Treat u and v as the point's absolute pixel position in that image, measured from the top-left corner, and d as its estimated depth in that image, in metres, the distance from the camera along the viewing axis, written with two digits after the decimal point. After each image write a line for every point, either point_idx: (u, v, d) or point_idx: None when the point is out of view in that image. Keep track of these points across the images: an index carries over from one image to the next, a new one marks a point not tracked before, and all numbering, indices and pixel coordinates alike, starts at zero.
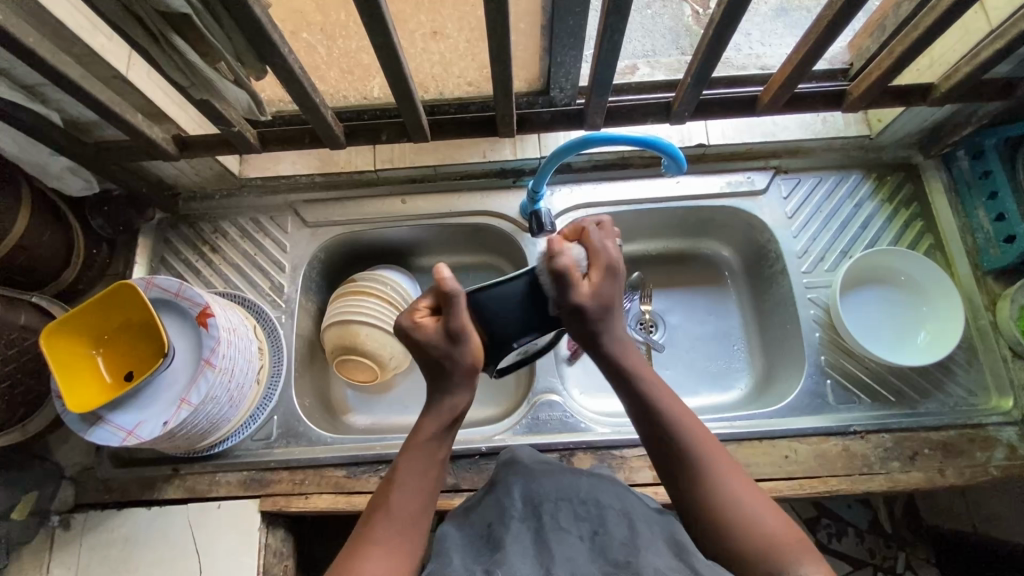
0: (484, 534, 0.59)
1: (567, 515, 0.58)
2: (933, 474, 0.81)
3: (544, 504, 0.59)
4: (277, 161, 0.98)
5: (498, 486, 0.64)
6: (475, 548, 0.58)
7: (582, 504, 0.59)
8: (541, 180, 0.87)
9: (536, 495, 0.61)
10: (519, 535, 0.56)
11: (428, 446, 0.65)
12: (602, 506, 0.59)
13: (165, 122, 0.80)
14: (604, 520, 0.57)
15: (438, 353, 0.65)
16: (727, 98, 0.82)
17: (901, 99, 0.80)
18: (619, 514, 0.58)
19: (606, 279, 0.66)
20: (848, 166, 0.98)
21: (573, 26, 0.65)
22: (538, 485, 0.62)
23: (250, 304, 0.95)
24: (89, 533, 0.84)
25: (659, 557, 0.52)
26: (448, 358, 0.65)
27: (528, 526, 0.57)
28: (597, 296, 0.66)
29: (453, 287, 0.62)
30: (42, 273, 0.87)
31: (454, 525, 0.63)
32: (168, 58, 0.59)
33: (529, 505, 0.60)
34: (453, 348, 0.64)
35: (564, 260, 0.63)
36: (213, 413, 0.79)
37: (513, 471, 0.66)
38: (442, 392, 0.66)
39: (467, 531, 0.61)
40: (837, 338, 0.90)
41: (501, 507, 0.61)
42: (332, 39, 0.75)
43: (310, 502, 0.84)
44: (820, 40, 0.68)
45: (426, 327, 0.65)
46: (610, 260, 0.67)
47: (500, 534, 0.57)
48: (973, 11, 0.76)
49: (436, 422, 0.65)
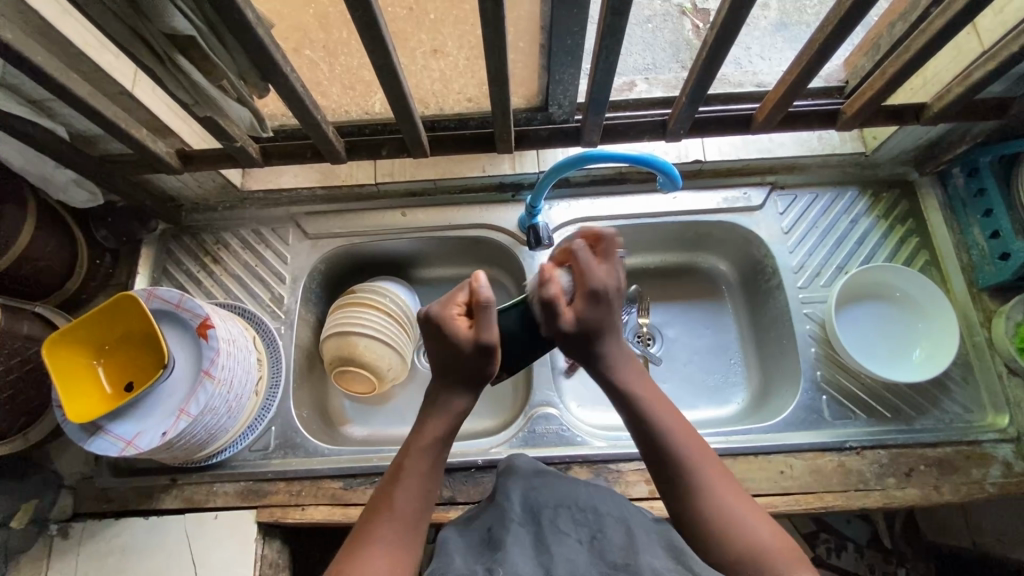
0: (483, 536, 0.59)
1: (565, 521, 0.58)
2: (929, 491, 0.81)
3: (543, 510, 0.60)
4: (278, 174, 1.00)
5: (496, 493, 0.65)
6: (475, 550, 0.58)
7: (581, 510, 0.60)
8: (539, 195, 0.88)
9: (535, 501, 0.61)
10: (518, 537, 0.57)
11: (428, 449, 0.65)
12: (600, 512, 0.59)
13: (169, 136, 0.81)
14: (602, 524, 0.58)
15: (461, 358, 0.65)
16: (722, 116, 0.83)
17: (894, 118, 0.81)
18: (616, 518, 0.59)
19: (589, 307, 0.65)
20: (844, 182, 0.99)
21: (571, 45, 0.67)
22: (537, 494, 0.62)
23: (250, 314, 0.95)
24: (86, 543, 0.84)
25: (658, 558, 0.53)
26: (473, 366, 0.66)
27: (527, 530, 0.58)
28: (582, 324, 0.65)
29: (486, 296, 0.63)
30: (46, 284, 0.88)
31: (455, 531, 0.62)
32: (172, 76, 0.60)
33: (527, 510, 0.60)
34: (476, 355, 0.64)
35: (553, 288, 0.64)
36: (212, 424, 0.79)
37: (511, 477, 0.67)
38: (451, 393, 0.67)
39: (467, 535, 0.61)
40: (832, 353, 0.91)
41: (501, 510, 0.61)
42: (333, 56, 0.77)
43: (306, 514, 0.84)
44: (812, 61, 0.69)
45: (458, 326, 0.65)
46: (596, 286, 0.65)
47: (500, 535, 0.57)
48: (966, 33, 0.77)
49: (440, 424, 0.66)
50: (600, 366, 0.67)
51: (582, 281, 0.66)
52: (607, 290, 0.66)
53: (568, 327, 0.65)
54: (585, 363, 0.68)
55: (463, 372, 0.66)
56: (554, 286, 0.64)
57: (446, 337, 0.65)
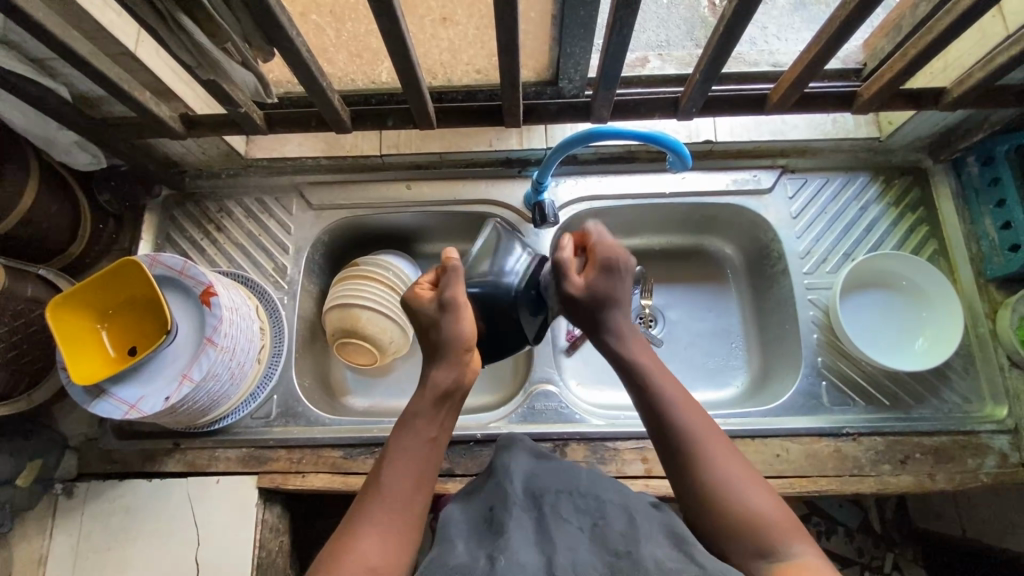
0: (485, 517, 0.60)
1: (568, 508, 0.58)
2: (923, 478, 0.82)
3: (545, 496, 0.60)
4: (283, 143, 0.99)
5: (498, 472, 0.65)
6: (477, 534, 0.58)
7: (583, 496, 0.60)
8: (546, 171, 0.87)
9: (537, 487, 0.61)
10: (520, 521, 0.57)
11: (419, 425, 0.62)
12: (602, 499, 0.59)
13: (173, 100, 0.80)
14: (603, 512, 0.58)
15: (428, 324, 0.66)
16: (736, 95, 0.81)
17: (912, 103, 0.79)
18: (619, 505, 0.59)
19: (602, 274, 0.68)
20: (856, 168, 0.97)
21: (584, 17, 0.65)
22: (539, 478, 0.63)
23: (253, 284, 0.96)
24: (92, 501, 0.86)
25: (660, 547, 0.53)
26: (436, 333, 0.65)
27: (529, 516, 0.58)
28: (590, 291, 0.68)
29: (453, 272, 0.66)
30: (50, 246, 0.87)
31: (457, 505, 0.63)
32: (175, 38, 0.59)
33: (529, 496, 0.60)
34: (438, 321, 0.65)
35: (594, 223, 0.72)
36: (215, 390, 0.80)
37: (512, 460, 0.66)
38: (435, 364, 0.64)
39: (466, 515, 0.61)
40: (835, 340, 0.90)
41: (503, 492, 0.61)
42: (340, 21, 0.75)
43: (306, 481, 0.86)
44: (832, 40, 0.67)
45: (423, 297, 0.67)
46: (609, 257, 0.68)
47: (502, 518, 0.57)
48: (992, 15, 0.74)
49: (426, 397, 0.63)
50: (613, 334, 0.68)
51: (596, 251, 0.69)
52: (619, 262, 0.68)
53: (574, 289, 0.68)
54: (596, 333, 0.69)
55: (433, 341, 0.65)
56: (563, 251, 0.70)
57: (410, 309, 0.67)
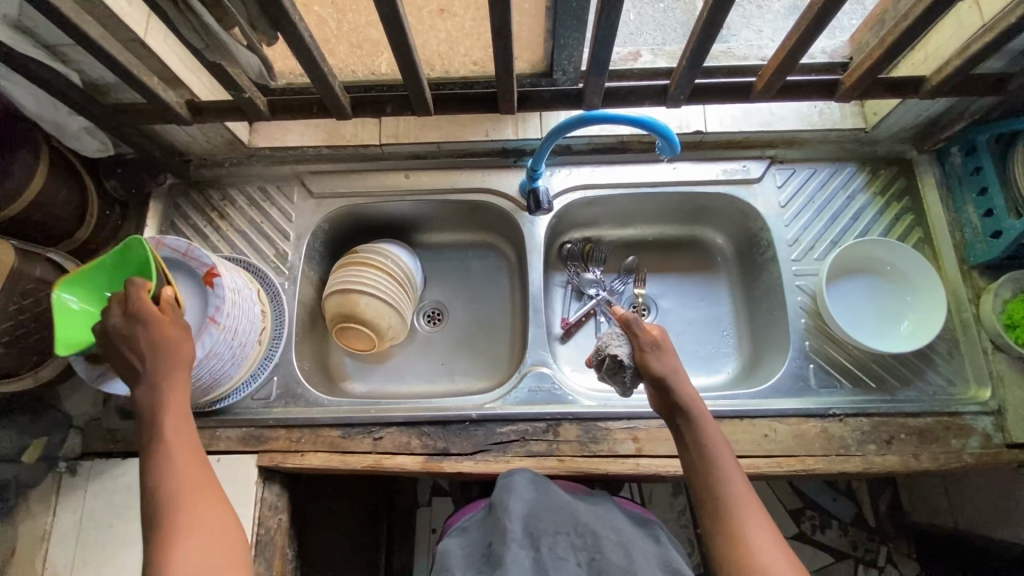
0: (484, 553, 0.68)
1: (565, 546, 0.67)
2: (908, 458, 0.84)
3: (543, 536, 0.68)
4: (285, 133, 1.01)
5: (498, 509, 0.72)
6: (477, 567, 0.66)
7: (579, 536, 0.68)
8: (540, 159, 0.90)
9: (535, 527, 0.69)
10: (518, 557, 0.64)
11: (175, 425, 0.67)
12: (598, 535, 0.68)
13: (179, 86, 0.82)
14: (600, 547, 0.67)
15: (144, 340, 0.69)
16: (721, 84, 0.84)
17: (893, 91, 0.82)
18: (613, 541, 0.68)
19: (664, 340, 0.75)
20: (843, 159, 1.00)
21: (576, 9, 0.68)
22: (536, 518, 0.70)
23: (254, 268, 0.98)
24: (95, 479, 0.88)
25: None
26: (155, 350, 0.69)
27: (528, 553, 0.65)
28: (659, 348, 0.74)
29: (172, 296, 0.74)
30: (59, 231, 0.89)
31: (456, 542, 0.73)
32: (184, 20, 0.62)
33: (527, 535, 0.68)
34: (154, 342, 0.69)
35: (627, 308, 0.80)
36: (216, 368, 0.82)
37: (514, 497, 0.73)
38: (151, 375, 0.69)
39: (466, 552, 0.70)
40: (822, 325, 0.92)
41: (503, 530, 0.68)
42: (342, 13, 0.77)
43: (304, 460, 0.87)
44: (810, 28, 0.69)
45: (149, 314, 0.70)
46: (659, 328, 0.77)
47: (500, 553, 0.65)
48: (969, 5, 0.77)
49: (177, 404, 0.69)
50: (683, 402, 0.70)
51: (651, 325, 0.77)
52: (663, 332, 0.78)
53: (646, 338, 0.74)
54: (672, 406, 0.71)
55: (150, 358, 0.69)
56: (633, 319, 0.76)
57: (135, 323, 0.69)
